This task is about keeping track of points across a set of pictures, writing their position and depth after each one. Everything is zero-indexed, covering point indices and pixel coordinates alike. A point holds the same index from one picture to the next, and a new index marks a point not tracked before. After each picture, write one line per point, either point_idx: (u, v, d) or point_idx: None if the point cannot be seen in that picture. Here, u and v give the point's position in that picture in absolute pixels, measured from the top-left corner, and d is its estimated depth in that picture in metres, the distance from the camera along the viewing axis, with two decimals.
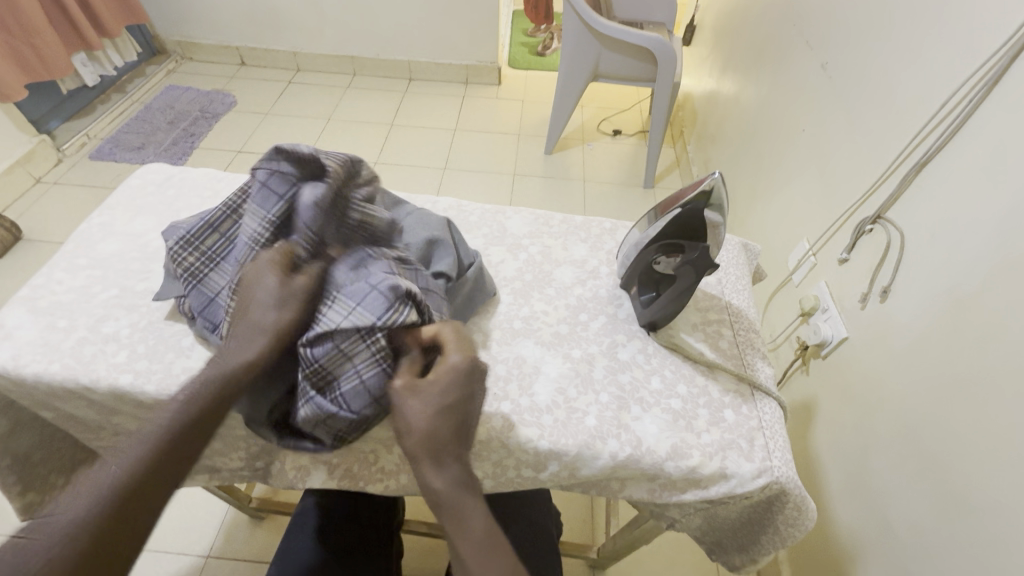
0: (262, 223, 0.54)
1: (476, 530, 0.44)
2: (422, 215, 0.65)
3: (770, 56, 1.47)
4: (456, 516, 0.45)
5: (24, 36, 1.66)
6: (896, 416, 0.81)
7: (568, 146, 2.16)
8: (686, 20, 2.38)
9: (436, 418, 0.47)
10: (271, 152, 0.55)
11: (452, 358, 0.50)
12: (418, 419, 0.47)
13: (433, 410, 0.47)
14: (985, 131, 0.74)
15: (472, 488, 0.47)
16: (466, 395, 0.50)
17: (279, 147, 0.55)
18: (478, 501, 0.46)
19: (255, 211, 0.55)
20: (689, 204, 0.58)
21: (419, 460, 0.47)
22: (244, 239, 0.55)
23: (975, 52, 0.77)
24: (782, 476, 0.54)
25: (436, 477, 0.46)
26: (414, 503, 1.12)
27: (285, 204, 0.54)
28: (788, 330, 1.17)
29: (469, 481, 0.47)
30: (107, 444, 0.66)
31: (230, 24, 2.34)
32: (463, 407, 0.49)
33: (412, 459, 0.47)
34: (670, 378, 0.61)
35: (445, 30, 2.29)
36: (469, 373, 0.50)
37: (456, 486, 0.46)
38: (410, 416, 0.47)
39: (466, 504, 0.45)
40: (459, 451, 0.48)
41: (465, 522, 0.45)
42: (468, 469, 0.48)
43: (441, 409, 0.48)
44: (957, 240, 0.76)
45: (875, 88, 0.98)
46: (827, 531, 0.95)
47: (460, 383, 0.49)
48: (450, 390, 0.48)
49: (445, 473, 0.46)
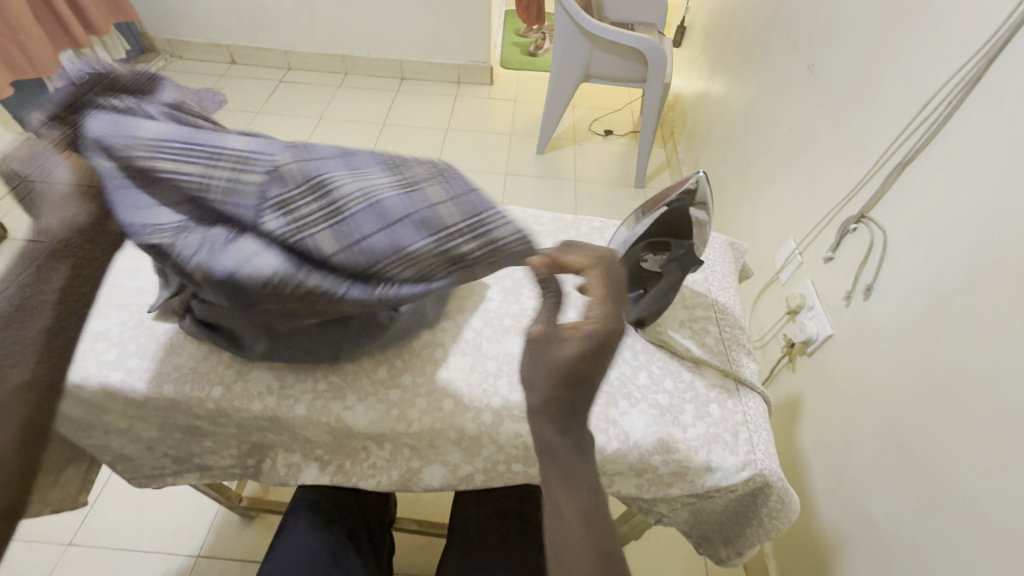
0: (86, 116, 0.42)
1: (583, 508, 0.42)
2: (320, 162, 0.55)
3: (758, 58, 1.49)
4: (562, 482, 0.43)
5: (10, 34, 1.65)
6: (878, 411, 0.83)
7: (559, 146, 2.17)
8: (676, 21, 2.40)
9: (559, 377, 0.46)
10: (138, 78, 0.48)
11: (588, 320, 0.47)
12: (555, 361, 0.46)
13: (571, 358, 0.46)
14: (964, 131, 0.76)
15: (582, 458, 0.45)
16: (600, 366, 0.46)
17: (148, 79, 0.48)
18: (586, 473, 0.44)
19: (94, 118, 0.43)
20: (676, 202, 0.59)
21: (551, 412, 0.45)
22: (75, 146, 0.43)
23: (955, 55, 0.79)
24: (766, 469, 0.55)
25: (549, 432, 0.45)
26: (405, 500, 1.13)
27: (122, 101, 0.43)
28: (775, 328, 1.19)
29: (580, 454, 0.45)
30: (96, 444, 0.65)
31: (221, 22, 2.33)
32: (592, 378, 0.46)
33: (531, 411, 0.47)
34: (657, 373, 0.62)
35: (437, 30, 2.29)
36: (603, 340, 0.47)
37: (565, 456, 0.44)
38: (534, 374, 0.48)
39: (573, 481, 0.43)
40: (577, 417, 0.46)
41: (572, 495, 0.43)
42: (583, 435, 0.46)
43: (570, 371, 0.45)
44: (938, 238, 0.78)
45: (859, 90, 1.00)
46: (811, 525, 0.97)
47: (596, 351, 0.46)
48: (581, 360, 0.45)
49: (559, 435, 0.45)
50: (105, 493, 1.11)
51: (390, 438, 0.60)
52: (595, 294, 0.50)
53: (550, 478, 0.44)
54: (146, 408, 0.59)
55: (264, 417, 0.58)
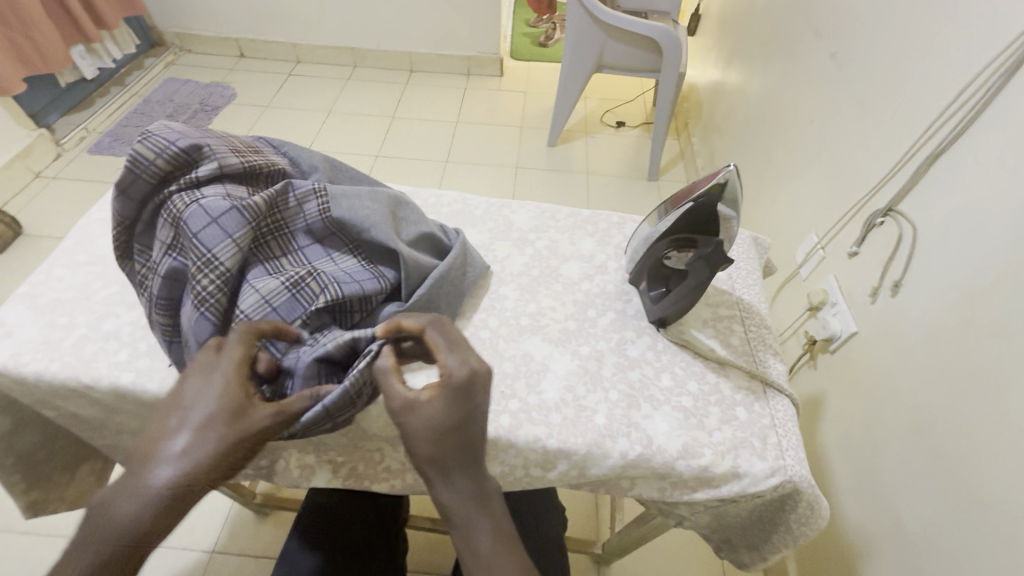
0: (146, 177, 0.53)
1: (483, 549, 0.43)
2: (355, 201, 0.60)
3: (777, 46, 1.44)
4: (474, 534, 0.44)
5: (22, 29, 1.64)
6: (907, 411, 0.80)
7: (571, 138, 2.13)
8: (690, 9, 2.34)
9: (441, 431, 0.44)
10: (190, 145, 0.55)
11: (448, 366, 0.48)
12: (419, 432, 0.44)
13: (428, 424, 0.44)
14: (1002, 121, 0.73)
15: (487, 505, 0.45)
16: (472, 410, 0.46)
17: (196, 148, 0.55)
18: (494, 516, 0.45)
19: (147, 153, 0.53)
20: (704, 196, 0.56)
21: (427, 475, 0.45)
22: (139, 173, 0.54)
23: (993, 39, 0.75)
24: (796, 476, 0.53)
25: (446, 496, 0.44)
26: (419, 498, 1.12)
27: (177, 187, 0.54)
28: (795, 324, 1.15)
29: (476, 500, 0.45)
30: (110, 443, 0.65)
31: (230, 16, 2.31)
32: (467, 421, 0.45)
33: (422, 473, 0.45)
34: (680, 375, 0.60)
35: (446, 21, 2.26)
36: (468, 385, 0.46)
37: (467, 507, 0.44)
38: (410, 437, 0.45)
39: (480, 524, 0.44)
40: (470, 468, 0.45)
41: (473, 540, 0.44)
42: (480, 481, 0.45)
43: (449, 422, 0.45)
44: (972, 233, 0.75)
45: (886, 78, 0.97)
46: (836, 528, 0.94)
47: (463, 390, 0.46)
48: (449, 402, 0.45)
49: (455, 494, 0.44)
50: None
51: None
52: (442, 348, 0.49)
53: (462, 543, 0.44)
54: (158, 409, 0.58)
55: None
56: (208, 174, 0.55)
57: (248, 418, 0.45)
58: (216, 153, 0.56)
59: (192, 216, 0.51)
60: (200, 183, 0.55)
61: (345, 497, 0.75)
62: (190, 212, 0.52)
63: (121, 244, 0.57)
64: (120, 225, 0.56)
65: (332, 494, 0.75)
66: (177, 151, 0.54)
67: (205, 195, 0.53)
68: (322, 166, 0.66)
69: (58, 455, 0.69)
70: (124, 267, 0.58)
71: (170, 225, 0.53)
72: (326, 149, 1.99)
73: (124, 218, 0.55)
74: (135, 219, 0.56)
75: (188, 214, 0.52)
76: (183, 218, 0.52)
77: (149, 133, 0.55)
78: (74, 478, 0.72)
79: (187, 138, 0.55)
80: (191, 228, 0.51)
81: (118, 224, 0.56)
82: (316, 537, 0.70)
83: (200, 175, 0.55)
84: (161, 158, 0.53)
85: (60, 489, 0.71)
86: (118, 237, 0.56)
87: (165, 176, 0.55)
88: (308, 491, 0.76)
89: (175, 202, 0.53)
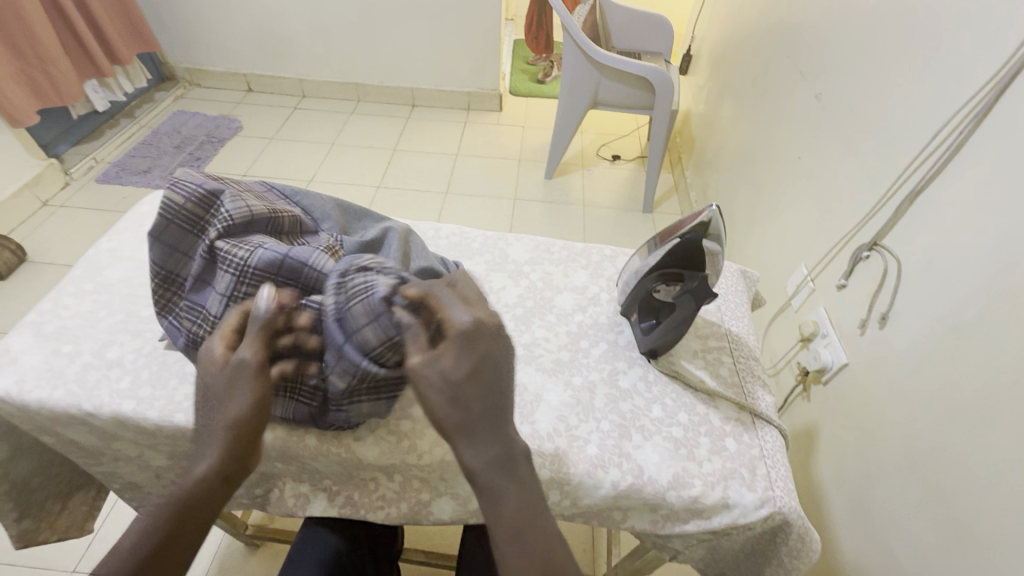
0: (182, 224, 0.57)
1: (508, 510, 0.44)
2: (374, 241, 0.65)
3: (764, 86, 1.51)
4: (490, 498, 0.45)
5: (41, 65, 1.71)
6: (899, 443, 0.80)
7: (568, 171, 2.20)
8: (682, 49, 2.45)
9: (454, 390, 0.46)
10: (205, 191, 0.58)
11: (457, 318, 0.49)
12: (435, 395, 0.46)
13: (445, 393, 0.46)
14: (979, 162, 0.76)
15: (510, 468, 0.46)
16: (481, 362, 0.48)
17: (215, 192, 0.58)
18: (517, 484, 0.46)
19: (173, 199, 0.57)
20: (688, 234, 0.58)
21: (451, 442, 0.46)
22: (173, 226, 0.57)
23: (965, 85, 0.79)
24: (785, 507, 0.54)
25: (474, 455, 0.45)
26: (411, 533, 1.10)
27: (222, 232, 0.56)
28: (788, 356, 1.17)
29: (506, 455, 0.46)
30: (106, 470, 0.66)
31: (240, 53, 2.41)
32: (499, 368, 0.49)
33: (446, 435, 0.46)
34: (670, 406, 0.61)
35: (447, 59, 2.35)
36: (477, 330, 0.49)
37: (494, 466, 0.45)
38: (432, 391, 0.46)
39: (504, 482, 0.45)
40: (499, 431, 0.47)
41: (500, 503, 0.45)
42: (505, 447, 0.47)
43: (474, 372, 0.47)
44: (954, 268, 0.77)
45: (867, 117, 1.02)
46: (831, 563, 0.93)
47: (466, 341, 0.48)
48: (461, 357, 0.47)
49: (482, 455, 0.45)
50: (109, 521, 1.10)
51: (400, 469, 0.59)
52: (447, 303, 0.51)
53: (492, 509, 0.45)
54: (156, 436, 0.59)
55: (274, 447, 0.58)
56: (240, 215, 0.57)
57: (238, 378, 0.48)
58: (238, 196, 0.59)
59: (262, 258, 0.54)
60: (236, 224, 0.57)
61: (345, 526, 0.74)
62: (258, 257, 0.54)
63: (161, 302, 0.59)
64: (152, 275, 0.58)
65: (330, 523, 0.74)
66: (204, 193, 0.58)
67: (264, 241, 0.56)
68: (334, 214, 0.69)
69: (53, 483, 0.70)
70: (160, 319, 0.60)
71: (227, 272, 0.55)
72: (327, 180, 2.04)
73: (160, 268, 0.58)
74: (172, 271, 0.59)
75: (243, 254, 0.54)
76: (254, 265, 0.54)
77: (177, 178, 0.58)
78: (67, 508, 0.73)
79: (212, 182, 0.59)
80: (271, 273, 0.55)
81: (155, 277, 0.58)
82: (316, 567, 0.69)
83: (235, 217, 0.57)
84: (190, 201, 0.57)
85: (51, 520, 0.71)
86: (153, 289, 0.59)
87: (193, 219, 0.58)
88: (305, 519, 0.74)
89: (232, 250, 0.55)
